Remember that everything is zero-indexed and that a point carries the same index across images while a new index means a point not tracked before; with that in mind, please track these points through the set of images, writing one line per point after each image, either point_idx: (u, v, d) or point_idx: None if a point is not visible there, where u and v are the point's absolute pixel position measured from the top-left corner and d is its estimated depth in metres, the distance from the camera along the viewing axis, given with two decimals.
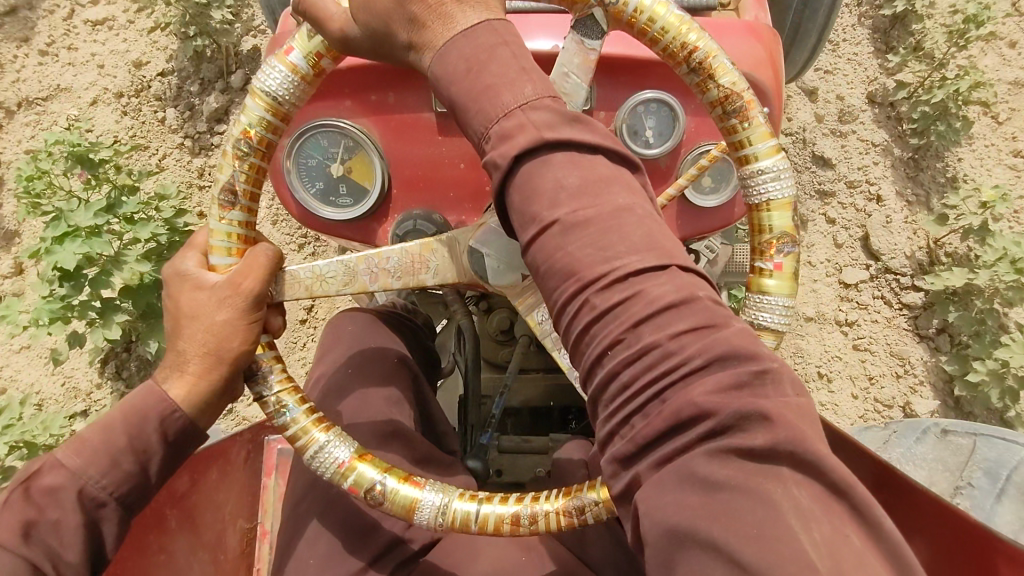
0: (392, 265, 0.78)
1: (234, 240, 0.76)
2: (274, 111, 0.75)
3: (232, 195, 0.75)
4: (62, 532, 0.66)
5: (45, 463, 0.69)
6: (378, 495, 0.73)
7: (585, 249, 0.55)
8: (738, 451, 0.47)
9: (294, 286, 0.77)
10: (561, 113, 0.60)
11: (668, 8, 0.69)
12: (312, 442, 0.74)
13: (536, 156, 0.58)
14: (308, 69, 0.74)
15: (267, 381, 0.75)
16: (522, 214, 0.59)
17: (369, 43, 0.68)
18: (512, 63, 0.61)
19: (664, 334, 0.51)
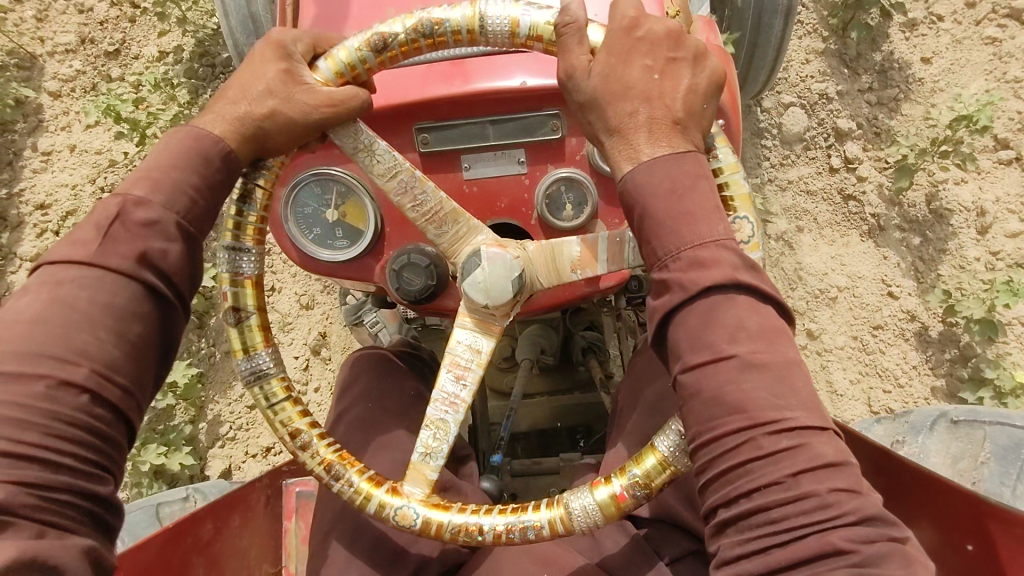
0: (423, 195, 0.87)
1: (348, 71, 0.81)
2: (472, 30, 0.79)
3: (383, 45, 0.80)
4: (169, 259, 0.70)
5: (122, 203, 0.70)
6: (235, 325, 0.87)
7: (760, 391, 0.61)
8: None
9: (347, 134, 0.86)
10: (744, 258, 0.66)
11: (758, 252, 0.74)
12: (237, 241, 0.85)
13: (722, 293, 0.63)
14: (522, 34, 0.77)
15: (263, 173, 0.84)
16: (696, 339, 0.63)
17: (582, 99, 0.71)
18: (710, 197, 0.67)
19: (824, 486, 0.58)
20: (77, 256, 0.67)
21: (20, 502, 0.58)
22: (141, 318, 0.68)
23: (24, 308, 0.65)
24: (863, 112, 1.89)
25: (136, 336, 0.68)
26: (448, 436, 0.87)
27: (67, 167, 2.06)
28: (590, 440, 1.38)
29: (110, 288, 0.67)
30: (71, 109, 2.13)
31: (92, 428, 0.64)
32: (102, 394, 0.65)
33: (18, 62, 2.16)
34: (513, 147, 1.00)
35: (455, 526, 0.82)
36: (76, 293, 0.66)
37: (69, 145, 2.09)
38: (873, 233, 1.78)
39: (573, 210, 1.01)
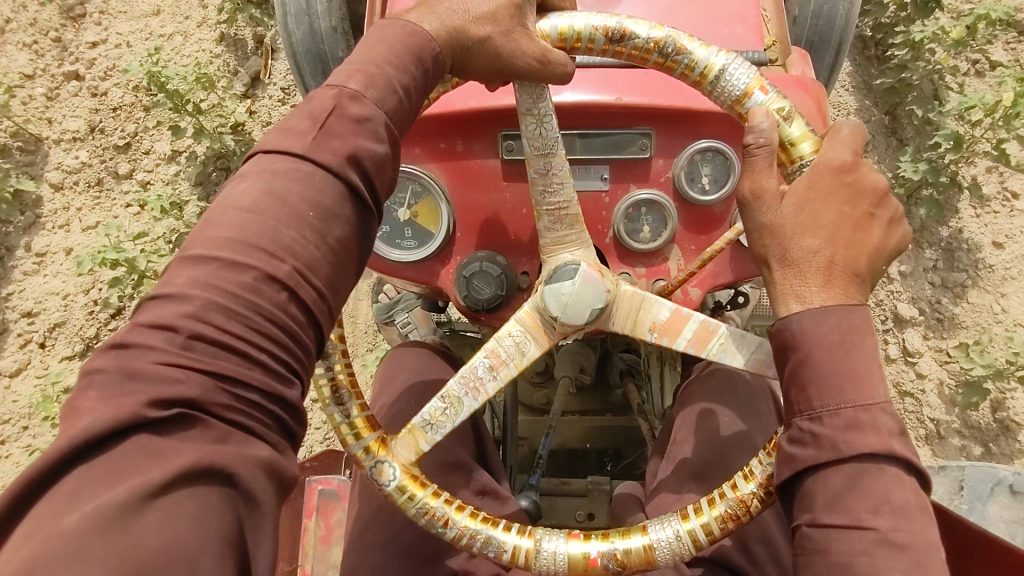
0: (556, 175, 0.91)
1: (569, 38, 0.83)
2: (703, 76, 0.81)
3: (617, 37, 0.82)
4: (376, 169, 0.70)
5: (341, 96, 0.69)
6: None
7: (895, 572, 0.60)
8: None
9: (524, 93, 0.88)
10: (900, 424, 0.65)
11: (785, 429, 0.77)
12: None
13: (873, 462, 0.63)
14: (743, 103, 0.80)
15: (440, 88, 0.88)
16: (835, 500, 0.63)
17: (751, 230, 0.71)
18: (875, 357, 0.66)
19: None
20: (296, 150, 0.66)
21: (214, 398, 0.55)
22: (341, 220, 0.66)
23: (244, 193, 0.64)
24: (925, 294, 1.95)
25: (338, 238, 0.66)
26: (456, 417, 0.90)
27: (60, 275, 2.11)
28: (619, 465, 1.34)
29: (319, 184, 0.65)
30: (71, 205, 2.18)
31: (291, 332, 0.62)
32: (300, 293, 0.62)
33: (22, 144, 2.23)
34: (598, 163, 1.04)
35: (422, 506, 0.85)
36: (291, 181, 0.65)
37: (64, 248, 2.14)
38: (930, 438, 1.80)
39: (651, 231, 1.05)
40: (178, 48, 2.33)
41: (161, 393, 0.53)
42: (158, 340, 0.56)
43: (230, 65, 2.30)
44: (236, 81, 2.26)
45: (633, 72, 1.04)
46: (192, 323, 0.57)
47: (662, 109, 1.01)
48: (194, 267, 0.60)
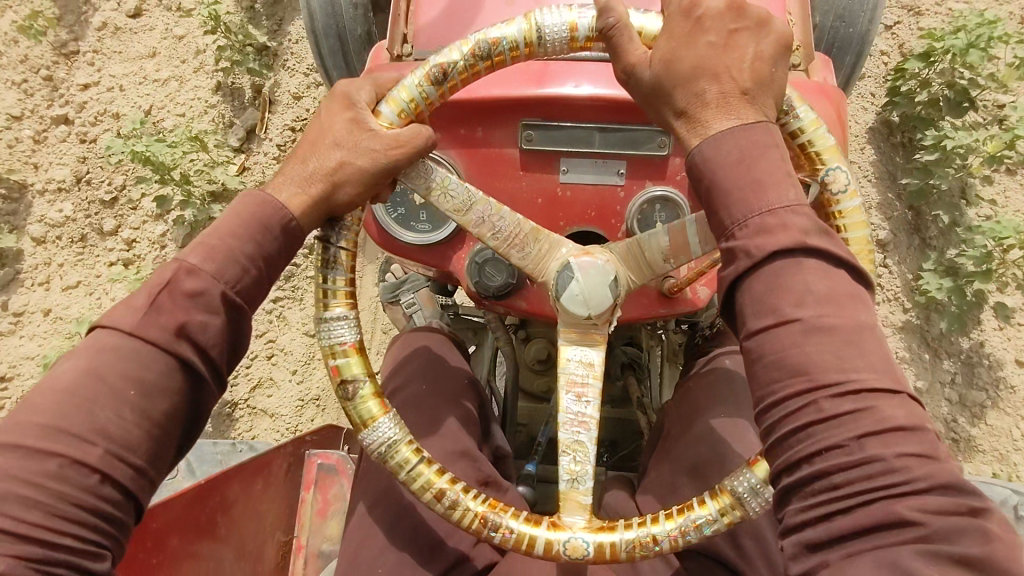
0: (500, 225, 0.89)
1: (412, 106, 0.83)
2: (529, 42, 0.81)
3: (444, 75, 0.82)
4: (209, 331, 0.73)
5: (177, 270, 0.73)
6: (351, 392, 0.86)
7: (825, 354, 0.60)
8: (952, 560, 0.52)
9: (421, 177, 0.88)
10: (816, 221, 0.65)
11: (862, 231, 0.79)
12: (334, 311, 0.86)
13: (789, 258, 0.63)
14: (582, 39, 0.80)
15: (342, 232, 0.85)
16: (761, 303, 0.64)
17: (645, 94, 0.73)
18: (780, 165, 0.67)
19: (889, 451, 0.56)
20: (121, 328, 0.71)
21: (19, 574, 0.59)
22: (170, 394, 0.70)
23: (65, 372, 0.69)
24: (945, 412, 1.85)
25: (162, 412, 0.70)
26: (588, 457, 0.86)
27: (36, 337, 1.88)
28: (614, 456, 1.38)
29: (146, 360, 0.70)
30: (53, 260, 1.95)
31: (98, 509, 0.65)
32: (114, 473, 0.66)
33: (4, 191, 1.97)
34: (615, 157, 1.01)
35: (630, 540, 0.82)
36: (116, 354, 0.69)
37: (41, 308, 1.90)
38: None
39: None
40: (171, 95, 2.09)
41: None
42: None
43: (226, 117, 2.06)
44: (230, 135, 2.04)
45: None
46: None
47: None
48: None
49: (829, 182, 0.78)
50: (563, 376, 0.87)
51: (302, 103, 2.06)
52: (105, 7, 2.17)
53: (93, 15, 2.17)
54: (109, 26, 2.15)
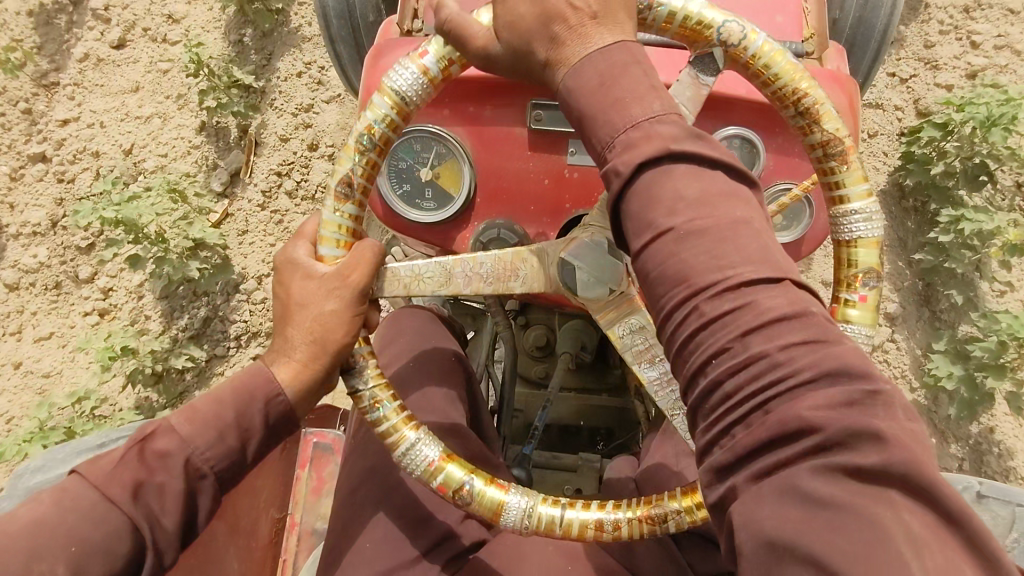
0: (485, 270, 0.82)
1: (344, 232, 0.80)
2: (399, 109, 0.80)
3: (348, 187, 0.80)
4: (165, 498, 0.71)
5: (159, 428, 0.74)
6: (466, 494, 0.78)
7: (700, 256, 0.56)
8: (847, 471, 0.46)
9: (393, 283, 0.80)
10: (686, 128, 0.62)
11: (785, 59, 0.76)
12: (403, 439, 0.79)
13: (658, 168, 0.60)
14: (437, 73, 0.80)
15: (363, 375, 0.80)
16: (638, 221, 0.61)
17: (509, 59, 0.71)
18: (643, 80, 0.65)
19: (773, 345, 0.52)
20: (91, 478, 0.70)
21: None
22: (114, 556, 0.67)
23: (23, 517, 0.68)
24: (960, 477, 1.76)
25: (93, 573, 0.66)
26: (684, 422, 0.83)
27: (8, 392, 1.91)
28: (610, 443, 1.32)
29: (98, 519, 0.68)
30: (27, 307, 1.99)
31: None
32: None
33: None
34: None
35: None
36: (76, 498, 0.69)
37: (13, 361, 1.94)
38: None
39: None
40: (154, 133, 2.11)
41: None
42: None
43: (211, 158, 2.09)
44: (214, 179, 2.07)
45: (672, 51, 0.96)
46: None
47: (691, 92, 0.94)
48: None
49: (724, 39, 0.75)
50: (629, 353, 0.84)
51: (288, 145, 2.07)
52: (88, 37, 2.18)
53: (75, 45, 2.18)
54: (92, 57, 2.16)
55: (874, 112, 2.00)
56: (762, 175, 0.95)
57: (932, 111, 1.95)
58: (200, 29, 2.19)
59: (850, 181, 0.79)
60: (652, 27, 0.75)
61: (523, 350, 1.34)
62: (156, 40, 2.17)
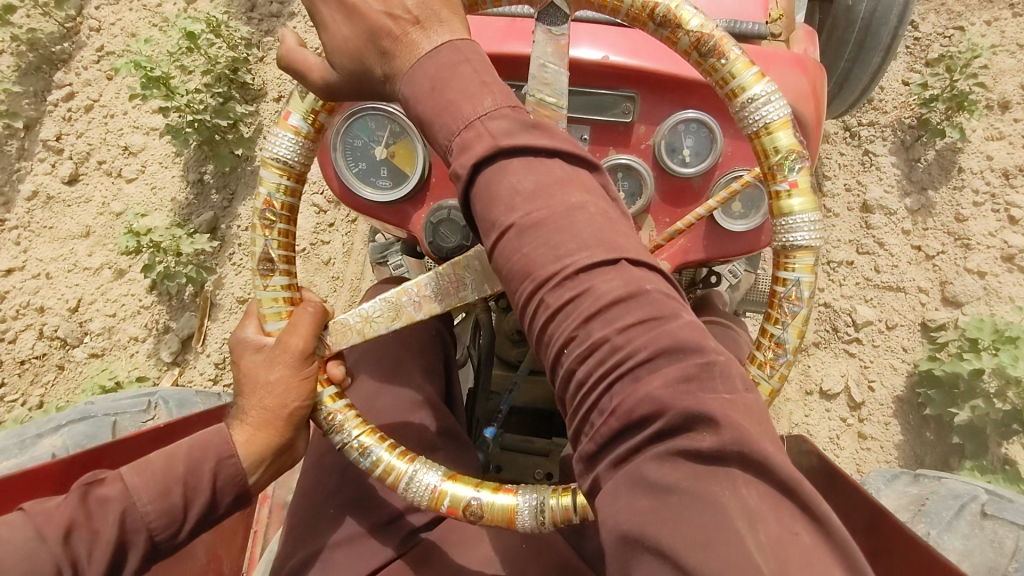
0: (432, 290, 0.80)
1: (282, 303, 0.81)
2: (289, 175, 0.81)
3: (270, 263, 0.82)
4: (97, 543, 0.69)
5: (111, 475, 0.74)
6: (477, 510, 0.73)
7: (539, 248, 0.55)
8: (687, 454, 0.46)
9: (346, 333, 0.80)
10: (519, 121, 0.62)
11: None
12: (402, 475, 0.75)
13: (492, 166, 0.60)
14: (309, 129, 0.79)
15: (344, 428, 0.78)
16: (483, 221, 0.60)
17: (349, 83, 0.71)
18: (473, 78, 0.64)
19: (611, 328, 0.51)
20: (34, 514, 0.71)
21: None
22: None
23: None
24: None
25: None
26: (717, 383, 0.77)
27: None
28: None
29: (28, 556, 0.67)
30: None
31: None
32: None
33: None
34: (579, 122, 0.95)
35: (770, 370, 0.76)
36: (15, 531, 0.69)
37: None
38: None
39: (626, 199, 0.97)
40: (102, 288, 1.98)
41: None
42: None
43: (161, 321, 1.95)
44: (163, 347, 1.93)
45: (632, 32, 0.93)
46: None
47: (653, 73, 0.92)
48: None
49: None
50: None
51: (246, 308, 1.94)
52: (37, 171, 2.08)
53: (24, 182, 2.07)
54: (39, 195, 2.05)
55: (893, 296, 1.80)
56: (717, 162, 0.94)
57: (961, 301, 1.75)
58: (156, 165, 2.07)
59: (737, 70, 0.74)
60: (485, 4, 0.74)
61: (499, 330, 1.17)
62: (111, 174, 2.07)
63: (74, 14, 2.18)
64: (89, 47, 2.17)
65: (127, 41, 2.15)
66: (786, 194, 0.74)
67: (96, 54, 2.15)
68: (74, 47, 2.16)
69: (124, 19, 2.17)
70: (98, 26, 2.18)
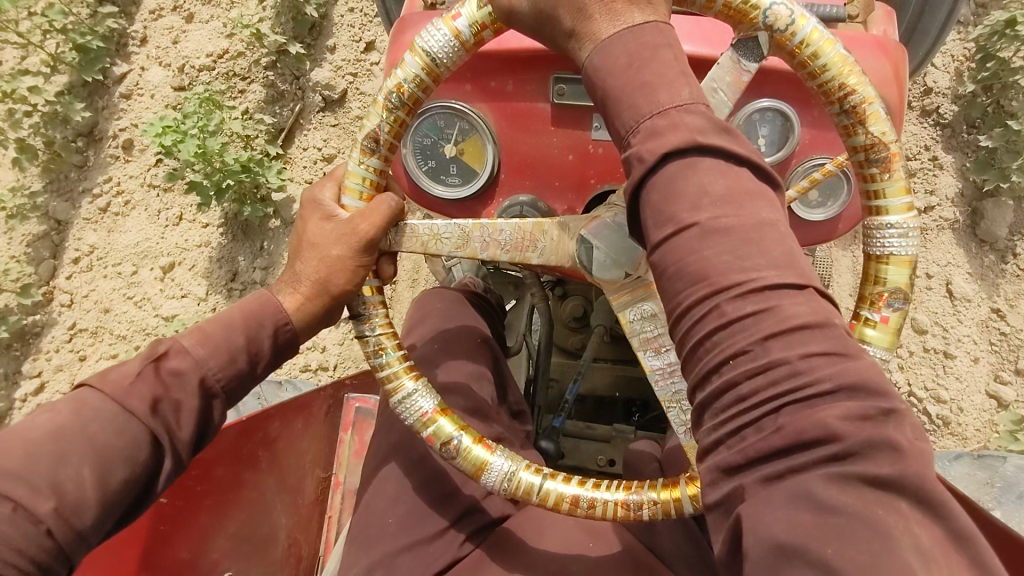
0: (504, 239, 0.80)
1: (367, 185, 0.79)
2: (429, 71, 0.76)
3: (375, 143, 0.78)
4: (182, 414, 0.69)
5: (171, 347, 0.72)
6: (452, 449, 0.77)
7: (723, 256, 0.55)
8: (862, 480, 0.46)
9: (412, 240, 0.79)
10: (714, 121, 0.60)
11: (834, 48, 0.72)
12: (401, 387, 0.79)
13: (684, 159, 0.58)
14: (470, 37, 0.75)
15: (371, 322, 0.80)
16: (659, 212, 0.59)
17: (533, 24, 0.69)
18: (673, 66, 0.63)
19: (794, 352, 0.51)
20: (108, 389, 0.67)
21: None
22: (132, 464, 0.65)
23: (40, 424, 0.64)
24: None
25: (119, 481, 0.64)
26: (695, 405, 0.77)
27: None
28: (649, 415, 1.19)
29: (119, 428, 0.65)
30: None
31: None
32: (60, 529, 0.60)
33: None
34: None
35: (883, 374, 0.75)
36: (97, 409, 0.66)
37: None
38: None
39: None
40: None
41: None
42: None
43: None
44: None
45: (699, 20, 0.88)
46: None
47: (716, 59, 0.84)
48: None
49: (771, 23, 0.71)
50: (635, 339, 0.80)
51: None
52: None
53: None
54: None
55: None
56: (795, 150, 0.91)
57: None
58: None
59: (891, 192, 0.74)
60: (692, 5, 0.72)
61: (557, 319, 1.23)
62: None
63: (48, 276, 2.04)
64: (62, 324, 2.00)
65: (100, 318, 1.98)
66: (874, 323, 0.74)
67: (67, 333, 1.98)
68: (45, 322, 2.01)
69: (99, 289, 2.00)
70: (69, 301, 2.01)
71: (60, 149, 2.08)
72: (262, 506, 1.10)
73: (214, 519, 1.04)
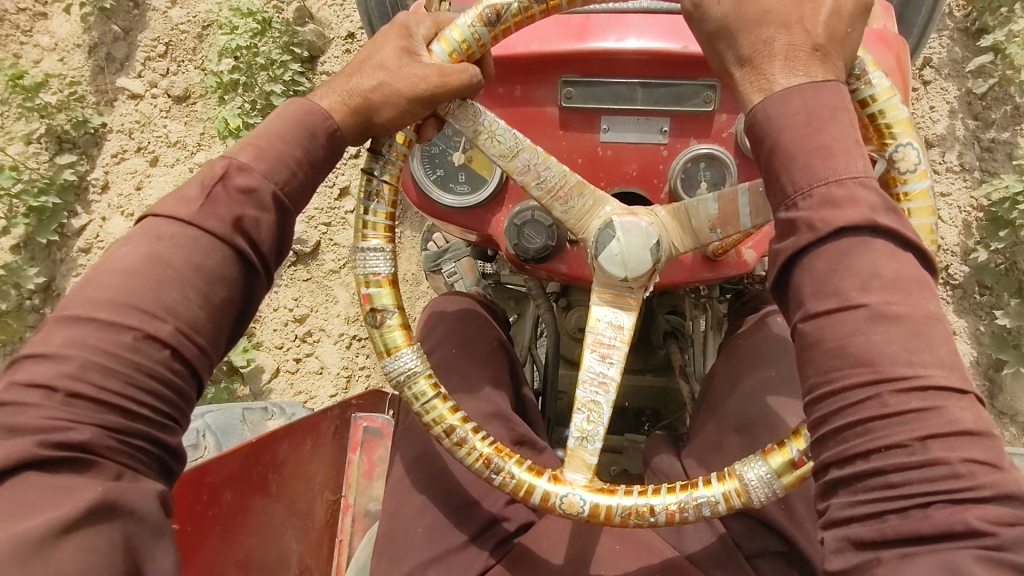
0: (546, 175, 0.81)
1: (462, 47, 0.78)
2: None
3: (496, 17, 0.77)
4: (262, 230, 0.70)
5: (229, 167, 0.70)
6: (380, 319, 0.80)
7: (893, 345, 0.55)
8: None
9: (470, 118, 0.80)
10: (885, 199, 0.59)
11: (927, 217, 0.71)
12: (365, 240, 0.81)
13: (858, 236, 0.57)
14: None
15: (377, 191, 0.80)
16: (821, 284, 0.58)
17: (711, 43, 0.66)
18: (850, 132, 0.61)
19: (956, 455, 0.52)
20: (180, 217, 0.67)
21: (106, 442, 0.57)
22: (228, 283, 0.67)
23: (124, 259, 0.64)
24: None
25: (221, 299, 0.66)
26: (602, 419, 0.79)
27: None
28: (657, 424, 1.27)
29: (205, 249, 0.66)
30: None
31: (173, 383, 0.63)
32: (183, 350, 0.63)
33: None
34: (659, 114, 0.95)
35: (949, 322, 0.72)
36: (176, 237, 0.66)
37: None
38: None
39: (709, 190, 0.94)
40: None
41: (50, 435, 0.55)
42: (36, 397, 0.56)
43: None
44: None
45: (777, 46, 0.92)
46: (72, 382, 0.57)
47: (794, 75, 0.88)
48: (70, 328, 0.60)
49: (896, 158, 0.71)
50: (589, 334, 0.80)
51: None
52: None
53: None
54: None
55: None
56: None
57: None
58: None
59: None
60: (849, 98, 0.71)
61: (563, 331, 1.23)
62: None
63: None
64: None
65: None
66: None
67: None
68: None
69: None
70: None
71: (15, 312, 2.02)
72: (270, 532, 1.07)
73: (223, 544, 1.00)
